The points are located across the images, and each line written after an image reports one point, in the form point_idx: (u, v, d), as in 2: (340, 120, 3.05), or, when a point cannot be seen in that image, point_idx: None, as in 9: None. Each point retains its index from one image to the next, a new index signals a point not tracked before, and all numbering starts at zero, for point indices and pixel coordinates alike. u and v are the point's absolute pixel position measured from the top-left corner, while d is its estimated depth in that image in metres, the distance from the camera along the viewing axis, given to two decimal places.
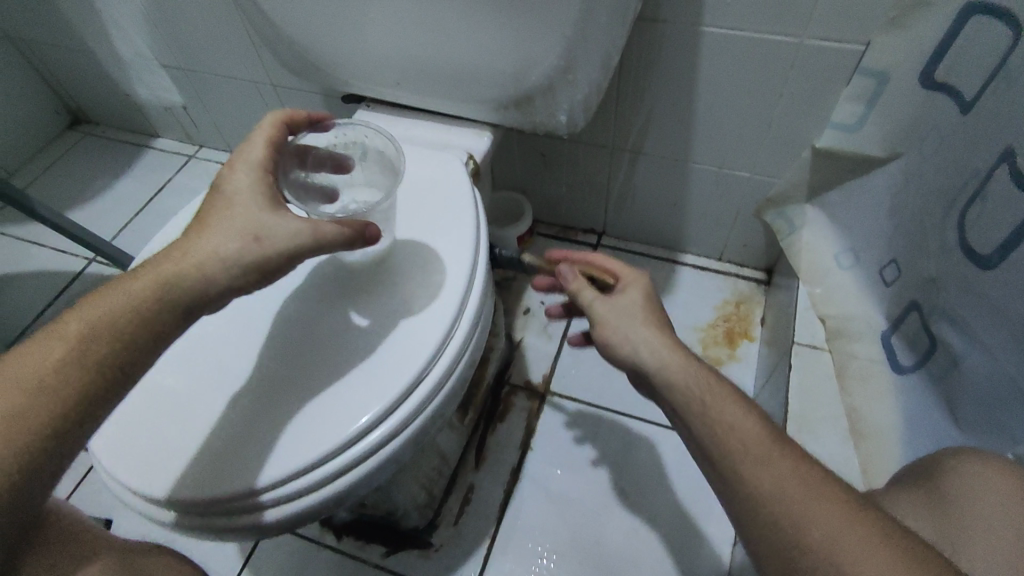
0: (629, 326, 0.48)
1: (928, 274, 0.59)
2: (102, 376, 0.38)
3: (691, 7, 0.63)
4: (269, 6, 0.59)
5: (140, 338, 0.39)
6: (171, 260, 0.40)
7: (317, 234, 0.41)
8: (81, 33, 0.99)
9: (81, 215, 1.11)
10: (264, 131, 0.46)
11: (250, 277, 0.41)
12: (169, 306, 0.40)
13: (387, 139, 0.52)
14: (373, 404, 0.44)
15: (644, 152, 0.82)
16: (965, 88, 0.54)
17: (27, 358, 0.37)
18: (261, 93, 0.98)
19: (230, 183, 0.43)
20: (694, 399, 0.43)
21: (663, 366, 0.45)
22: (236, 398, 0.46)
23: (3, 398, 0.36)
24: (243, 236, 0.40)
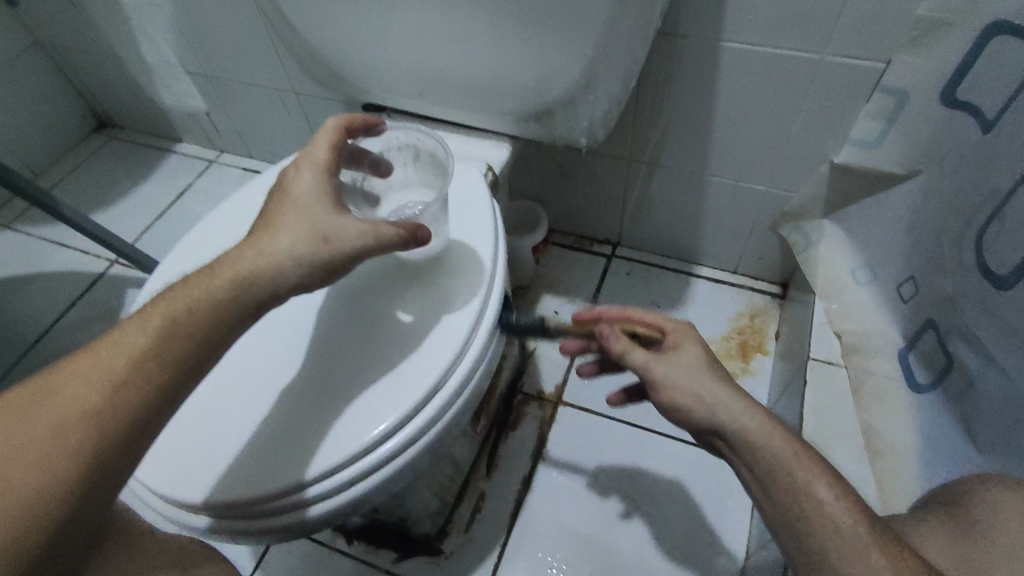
0: (696, 386, 0.44)
1: (946, 293, 0.59)
2: (174, 372, 0.38)
3: (711, 22, 0.63)
4: (297, 18, 0.60)
5: (213, 333, 0.39)
6: (243, 260, 0.41)
7: (377, 235, 0.42)
8: (110, 40, 1.02)
9: (104, 217, 1.13)
10: (327, 136, 0.47)
11: (317, 276, 0.42)
12: (241, 303, 0.40)
13: (437, 143, 0.53)
14: (395, 411, 0.45)
15: (661, 165, 0.82)
16: (986, 108, 0.54)
17: (100, 357, 0.37)
18: (283, 101, 0.99)
19: (294, 186, 0.44)
20: (750, 435, 0.41)
21: (740, 424, 0.42)
22: (263, 404, 0.47)
23: (86, 392, 0.36)
24: (311, 236, 0.41)
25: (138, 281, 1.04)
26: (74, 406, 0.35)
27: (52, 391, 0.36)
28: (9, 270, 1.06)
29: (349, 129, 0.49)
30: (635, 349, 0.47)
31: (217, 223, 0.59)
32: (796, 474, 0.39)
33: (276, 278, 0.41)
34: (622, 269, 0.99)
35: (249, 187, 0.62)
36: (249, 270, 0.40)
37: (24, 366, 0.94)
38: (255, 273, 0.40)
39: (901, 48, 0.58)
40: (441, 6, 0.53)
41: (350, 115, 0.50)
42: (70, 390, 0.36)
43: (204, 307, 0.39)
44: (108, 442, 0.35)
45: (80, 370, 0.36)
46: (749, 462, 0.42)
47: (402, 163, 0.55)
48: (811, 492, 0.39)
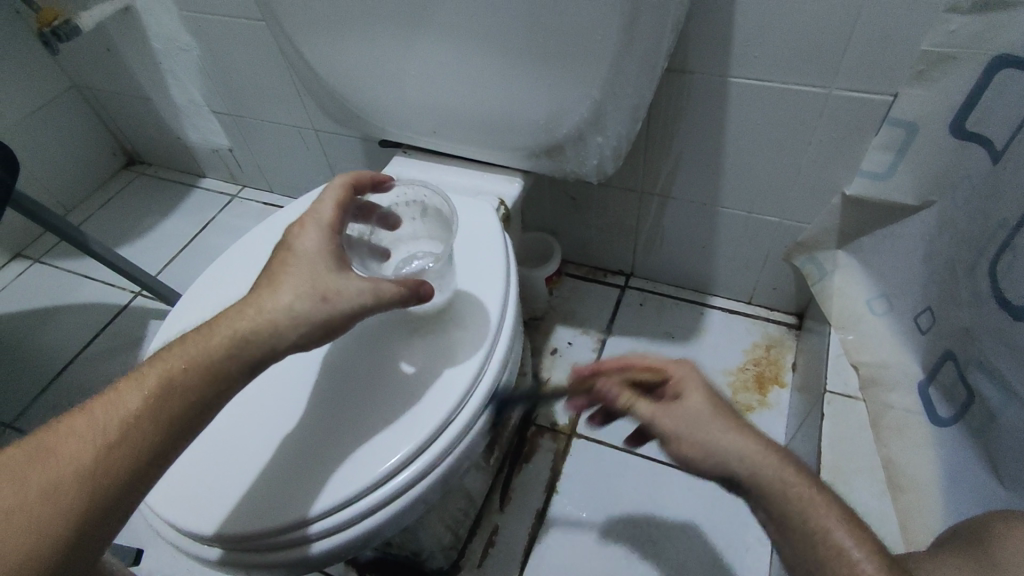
0: (700, 436, 0.43)
1: (962, 324, 0.58)
2: (169, 432, 0.38)
3: (720, 59, 0.65)
4: (318, 61, 0.63)
5: (210, 391, 0.40)
6: (244, 318, 0.41)
7: (378, 293, 0.43)
8: (141, 82, 1.06)
9: (129, 250, 1.16)
10: (334, 193, 0.49)
11: (316, 334, 0.42)
12: (239, 362, 0.40)
13: (443, 200, 0.53)
14: (402, 444, 0.45)
15: (672, 197, 0.83)
16: (998, 138, 0.54)
17: (95, 416, 0.38)
18: (303, 137, 1.03)
19: (298, 242, 0.45)
20: (768, 480, 0.40)
21: (752, 470, 0.41)
22: (277, 437, 0.47)
23: (81, 452, 0.36)
24: (311, 294, 0.42)
25: (161, 313, 1.07)
26: (70, 466, 0.35)
27: (45, 452, 0.36)
28: (37, 302, 1.09)
29: (355, 187, 0.51)
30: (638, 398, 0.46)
31: (235, 260, 0.60)
32: (809, 514, 0.39)
33: (274, 334, 0.41)
34: (635, 300, 0.99)
35: (266, 226, 0.63)
36: (248, 328, 0.41)
37: (49, 396, 0.96)
38: (255, 331, 0.41)
39: (909, 81, 0.59)
40: (454, 48, 0.56)
41: (359, 173, 0.52)
42: (65, 450, 0.36)
43: (202, 364, 0.40)
44: (97, 499, 0.36)
45: (76, 428, 0.37)
46: (768, 509, 0.40)
47: (410, 217, 0.56)
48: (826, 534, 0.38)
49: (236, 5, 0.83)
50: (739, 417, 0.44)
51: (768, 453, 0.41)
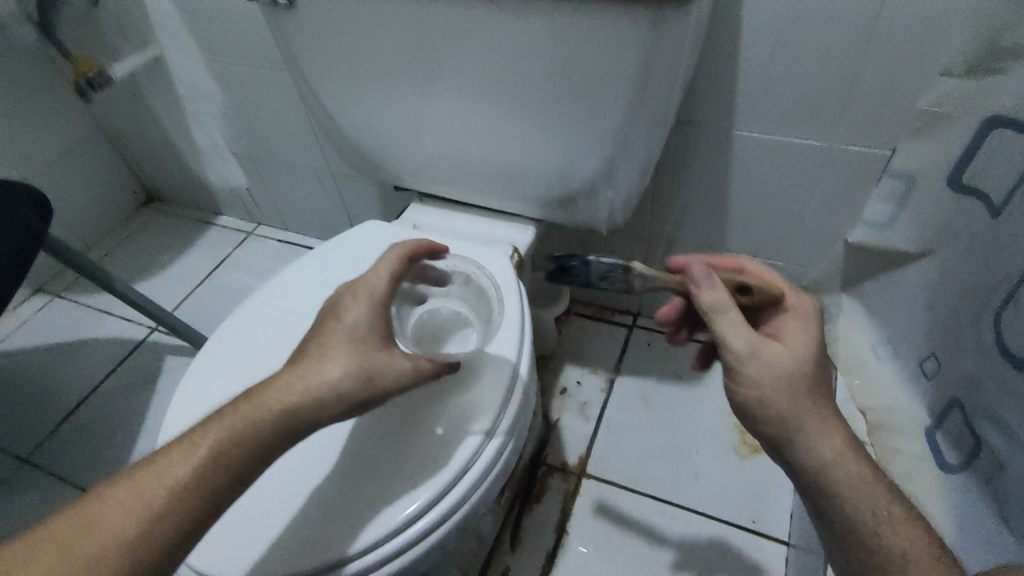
0: (792, 385, 0.43)
1: (967, 372, 0.58)
2: (210, 501, 0.40)
3: (725, 114, 0.68)
4: (342, 114, 0.66)
5: (252, 463, 0.41)
6: (290, 393, 0.41)
7: (418, 372, 0.44)
8: (165, 125, 1.10)
9: (147, 287, 1.19)
10: (387, 265, 0.48)
11: (357, 410, 0.42)
12: (281, 438, 0.41)
13: (495, 287, 0.54)
14: (424, 492, 0.47)
15: (680, 241, 0.85)
16: (994, 193, 0.56)
17: (144, 486, 0.39)
18: (321, 179, 1.06)
19: (347, 313, 0.44)
20: (837, 442, 0.43)
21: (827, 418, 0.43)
22: (300, 481, 0.48)
23: (127, 522, 0.38)
24: (355, 374, 0.42)
25: (177, 349, 1.09)
26: (117, 535, 0.37)
27: (97, 522, 0.38)
28: (56, 337, 1.11)
29: (411, 257, 0.50)
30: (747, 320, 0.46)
31: (258, 305, 0.62)
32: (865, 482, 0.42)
33: (317, 411, 0.41)
34: (644, 340, 1.01)
35: (287, 271, 0.65)
36: (292, 405, 0.41)
37: (65, 432, 0.98)
38: (299, 408, 0.41)
39: (908, 136, 0.62)
40: (474, 106, 0.59)
41: (418, 242, 0.51)
42: (113, 519, 0.38)
43: (246, 437, 0.40)
44: (139, 568, 0.37)
45: (122, 497, 0.39)
46: (826, 470, 0.42)
47: (453, 282, 0.55)
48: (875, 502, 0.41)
49: (262, 57, 0.86)
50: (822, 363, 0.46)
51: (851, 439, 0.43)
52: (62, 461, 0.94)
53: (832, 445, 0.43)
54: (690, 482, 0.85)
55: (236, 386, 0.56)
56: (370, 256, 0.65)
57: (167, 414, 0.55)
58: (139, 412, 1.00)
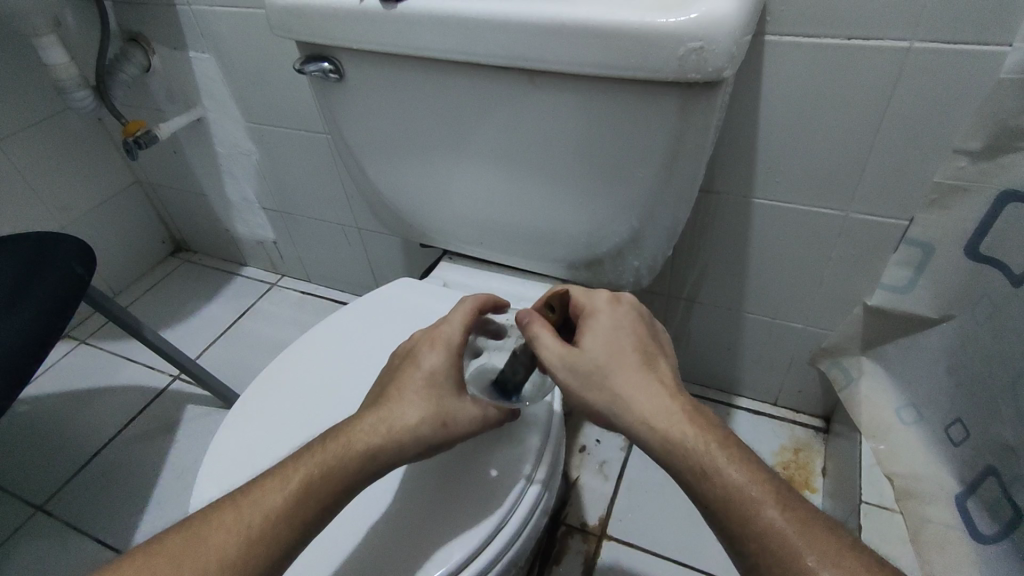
0: (595, 389, 0.43)
1: (1003, 441, 0.56)
2: (299, 532, 0.41)
3: (744, 183, 0.71)
4: (378, 178, 0.70)
5: (336, 497, 0.42)
6: (373, 433, 0.44)
7: (484, 418, 0.47)
8: (200, 180, 1.15)
9: (169, 335, 1.21)
10: (460, 314, 0.51)
11: (430, 451, 0.46)
12: (365, 475, 0.43)
13: None
14: (460, 551, 0.46)
15: (698, 301, 0.87)
16: (1014, 264, 0.55)
17: (242, 510, 0.41)
18: (346, 234, 1.10)
19: (426, 360, 0.48)
20: (651, 412, 0.42)
21: (630, 397, 0.42)
22: (334, 534, 0.49)
23: (228, 544, 0.40)
24: (434, 418, 0.45)
25: (197, 398, 1.09)
26: (217, 559, 0.39)
27: (200, 540, 0.40)
28: (79, 384, 1.13)
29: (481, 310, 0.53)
30: (546, 333, 0.46)
31: (292, 361, 0.64)
32: (688, 445, 0.40)
33: (398, 451, 0.44)
34: None
35: (329, 322, 0.68)
36: (377, 444, 0.44)
37: (81, 480, 0.98)
38: (383, 447, 0.44)
39: (922, 208, 0.65)
40: (506, 174, 0.62)
41: (485, 297, 0.54)
42: (215, 541, 0.40)
43: (335, 472, 0.42)
44: None
45: (223, 521, 0.41)
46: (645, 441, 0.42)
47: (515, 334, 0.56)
48: (701, 457, 0.40)
49: (299, 120, 0.91)
50: (628, 348, 0.44)
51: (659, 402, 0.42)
52: (79, 511, 0.94)
53: (650, 417, 0.42)
54: (712, 546, 0.83)
55: (271, 439, 0.57)
56: (405, 314, 0.67)
57: (200, 467, 0.56)
58: (155, 463, 1.00)
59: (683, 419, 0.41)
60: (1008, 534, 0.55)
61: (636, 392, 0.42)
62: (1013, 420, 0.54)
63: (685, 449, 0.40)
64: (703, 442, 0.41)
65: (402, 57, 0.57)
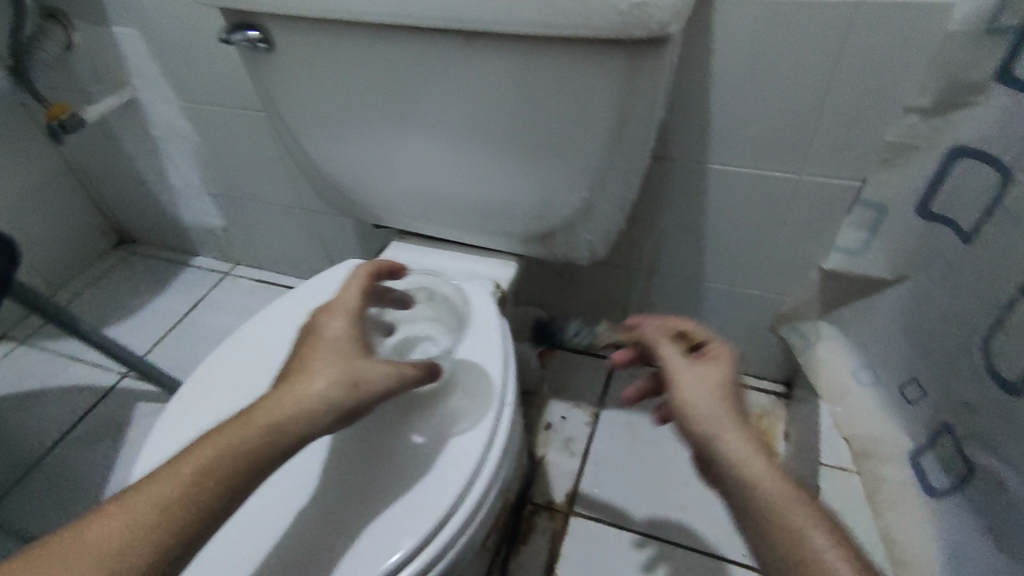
0: (714, 407, 0.42)
1: (963, 400, 0.54)
2: (198, 517, 0.37)
3: (698, 147, 0.69)
4: (318, 153, 0.66)
5: (239, 476, 0.39)
6: (276, 406, 0.41)
7: (401, 377, 0.44)
8: (138, 166, 1.09)
9: (115, 331, 1.15)
10: (357, 282, 0.50)
11: (342, 419, 0.42)
12: (271, 450, 0.40)
13: (456, 291, 0.57)
14: (421, 528, 0.46)
15: (658, 272, 0.86)
16: (965, 220, 0.54)
17: (129, 500, 0.37)
18: (297, 217, 1.05)
19: (327, 329, 0.45)
20: (746, 456, 0.40)
21: (729, 439, 0.41)
22: (262, 514, 0.48)
23: (113, 535, 0.36)
24: (340, 380, 0.42)
25: (147, 395, 1.05)
26: (99, 551, 0.35)
27: (80, 534, 0.36)
28: (18, 386, 1.07)
29: (377, 275, 0.52)
30: (669, 350, 0.47)
31: (232, 348, 0.61)
32: (778, 500, 0.38)
33: (304, 421, 0.41)
34: (627, 371, 1.00)
35: (270, 306, 0.64)
36: (279, 416, 0.41)
37: (25, 485, 0.93)
38: (287, 419, 0.41)
39: (876, 167, 0.64)
40: (451, 143, 0.59)
41: (378, 262, 0.53)
42: (98, 533, 0.36)
43: (236, 451, 0.39)
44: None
45: (108, 513, 0.37)
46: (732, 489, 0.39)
47: (421, 301, 0.57)
48: (791, 518, 0.37)
49: (238, 96, 0.86)
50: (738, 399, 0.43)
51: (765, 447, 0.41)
52: (24, 517, 0.89)
53: (743, 460, 0.40)
54: (677, 516, 0.83)
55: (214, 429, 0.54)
56: None
57: (134, 463, 0.53)
58: (105, 465, 0.95)
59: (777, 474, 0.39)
60: (960, 489, 0.55)
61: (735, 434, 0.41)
62: (970, 378, 0.53)
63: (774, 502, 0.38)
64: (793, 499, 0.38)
65: (331, 21, 0.53)
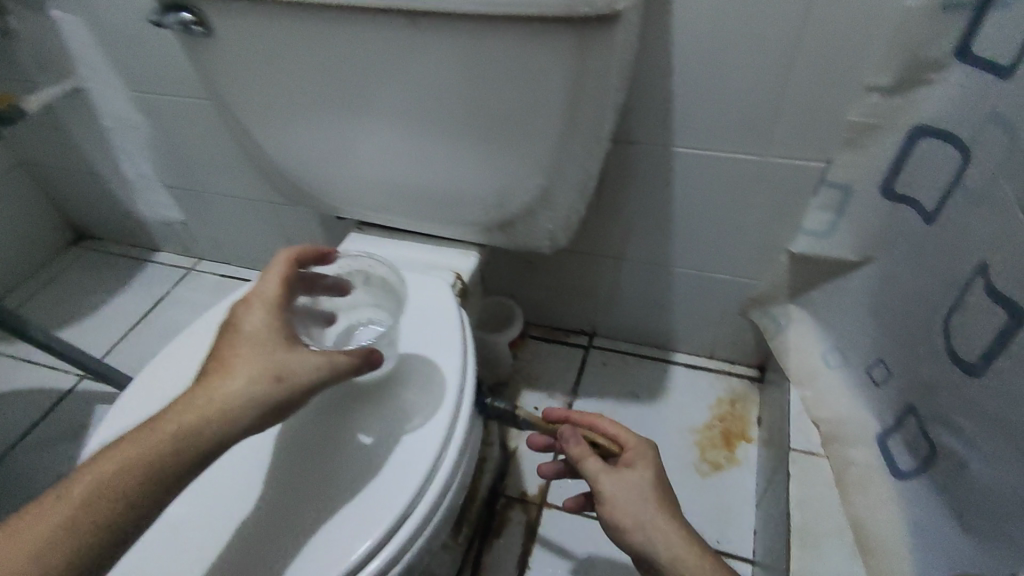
0: (641, 512, 0.50)
1: (925, 380, 0.55)
2: (122, 516, 0.37)
3: (662, 130, 0.68)
4: (266, 142, 0.63)
5: (162, 474, 0.38)
6: (198, 402, 0.41)
7: (333, 367, 0.44)
8: (90, 159, 1.04)
9: (73, 332, 1.12)
10: (277, 270, 0.48)
11: (269, 414, 0.42)
12: (194, 446, 0.39)
13: (389, 268, 0.55)
14: (376, 529, 0.45)
15: (628, 258, 0.84)
16: (925, 200, 0.54)
17: (50, 503, 0.37)
18: (259, 209, 1.02)
19: (246, 323, 0.45)
20: (682, 557, 0.48)
21: (667, 543, 0.49)
22: (198, 517, 0.47)
23: (34, 539, 0.35)
24: (263, 375, 0.42)
25: (107, 397, 1.01)
26: (18, 556, 0.35)
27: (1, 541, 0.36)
28: None
29: (300, 261, 0.50)
30: (595, 463, 0.53)
31: (180, 349, 0.58)
32: None
33: (227, 417, 0.40)
34: (599, 360, 0.99)
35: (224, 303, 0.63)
36: (200, 414, 0.40)
37: None
38: (209, 415, 0.40)
39: (842, 148, 0.63)
40: (401, 129, 0.56)
41: (302, 247, 0.51)
42: (19, 538, 0.36)
43: (158, 449, 0.39)
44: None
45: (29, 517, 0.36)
46: None
47: (359, 285, 0.56)
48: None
49: (189, 84, 0.83)
50: (666, 500, 0.52)
51: (689, 534, 0.50)
52: None
53: (684, 563, 0.48)
54: None
55: None
56: None
57: None
58: (63, 472, 0.92)
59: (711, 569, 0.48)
60: (925, 470, 0.55)
61: (670, 537, 0.49)
62: (929, 358, 0.54)
63: None
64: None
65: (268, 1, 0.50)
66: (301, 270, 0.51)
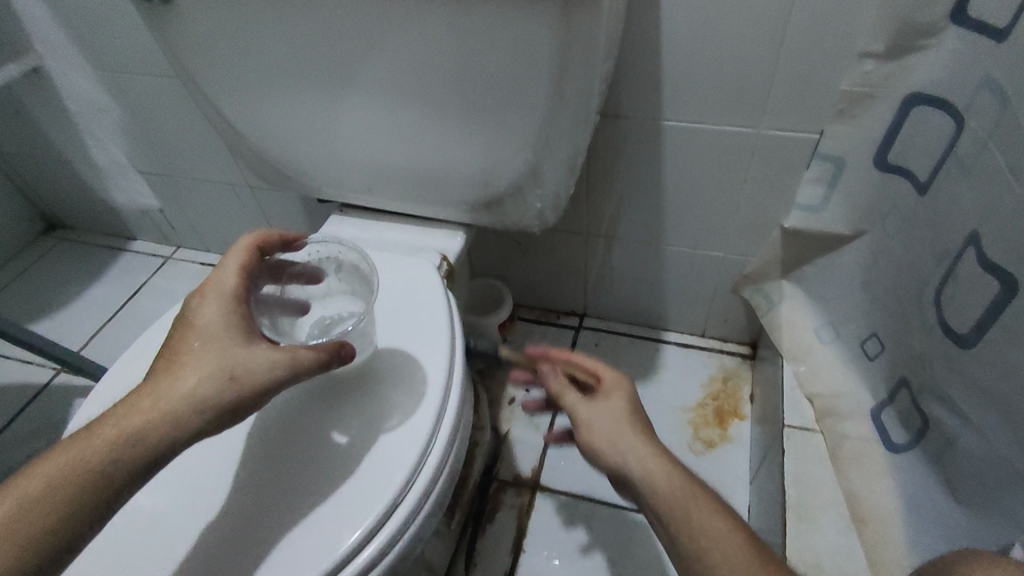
0: (612, 430, 0.48)
1: (915, 351, 0.56)
2: (68, 522, 0.37)
3: (651, 104, 0.66)
4: (240, 122, 0.60)
5: (108, 478, 0.38)
6: (149, 404, 0.40)
7: (293, 361, 0.42)
8: (59, 146, 1.00)
9: (48, 324, 1.08)
10: (235, 259, 0.46)
11: (226, 415, 0.40)
12: (143, 449, 0.39)
13: (360, 256, 0.53)
14: (364, 521, 0.43)
15: (618, 237, 0.83)
16: (918, 171, 0.55)
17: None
18: (238, 195, 0.99)
19: (199, 317, 0.43)
20: (650, 469, 0.45)
21: (635, 458, 0.46)
22: (170, 513, 0.45)
23: None
24: (216, 374, 0.40)
25: (87, 390, 0.99)
26: None
27: None
28: None
29: (262, 248, 0.48)
30: (570, 394, 0.52)
31: (151, 341, 0.56)
32: (682, 499, 0.43)
33: (178, 420, 0.39)
34: (590, 341, 0.98)
35: None
36: (150, 416, 0.39)
37: None
38: (159, 417, 0.39)
39: (832, 119, 0.61)
40: (380, 106, 0.54)
41: (267, 233, 0.50)
42: None
43: (105, 452, 0.38)
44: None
45: None
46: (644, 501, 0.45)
47: (329, 272, 0.54)
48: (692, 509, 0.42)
49: (158, 64, 0.79)
50: (642, 425, 0.49)
51: (661, 451, 0.46)
52: None
53: (651, 475, 0.45)
54: None
55: None
56: None
57: None
58: None
59: (679, 481, 0.44)
60: (919, 442, 0.56)
61: (639, 452, 0.46)
62: (920, 330, 0.55)
63: (676, 501, 0.43)
64: (694, 499, 0.43)
65: None
66: (264, 258, 0.49)
